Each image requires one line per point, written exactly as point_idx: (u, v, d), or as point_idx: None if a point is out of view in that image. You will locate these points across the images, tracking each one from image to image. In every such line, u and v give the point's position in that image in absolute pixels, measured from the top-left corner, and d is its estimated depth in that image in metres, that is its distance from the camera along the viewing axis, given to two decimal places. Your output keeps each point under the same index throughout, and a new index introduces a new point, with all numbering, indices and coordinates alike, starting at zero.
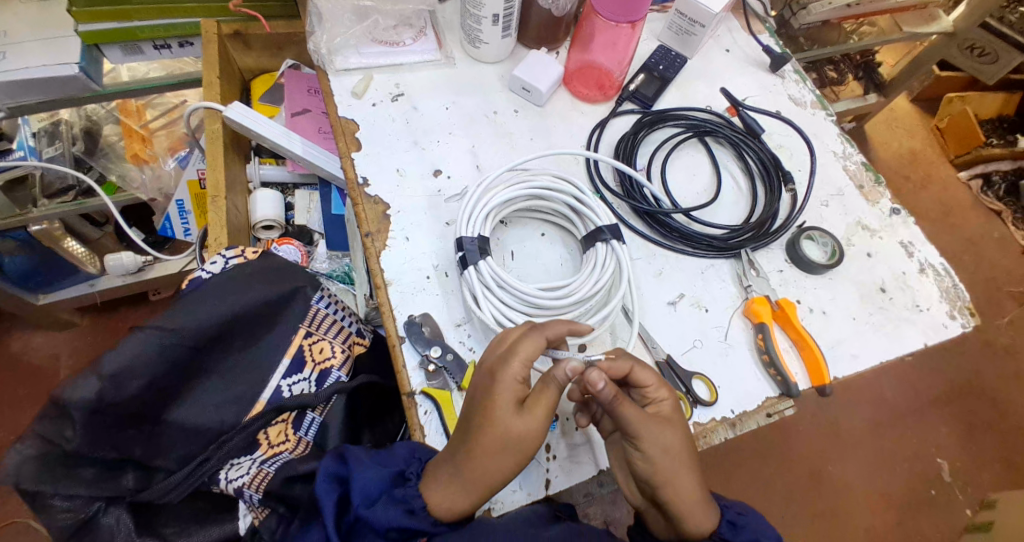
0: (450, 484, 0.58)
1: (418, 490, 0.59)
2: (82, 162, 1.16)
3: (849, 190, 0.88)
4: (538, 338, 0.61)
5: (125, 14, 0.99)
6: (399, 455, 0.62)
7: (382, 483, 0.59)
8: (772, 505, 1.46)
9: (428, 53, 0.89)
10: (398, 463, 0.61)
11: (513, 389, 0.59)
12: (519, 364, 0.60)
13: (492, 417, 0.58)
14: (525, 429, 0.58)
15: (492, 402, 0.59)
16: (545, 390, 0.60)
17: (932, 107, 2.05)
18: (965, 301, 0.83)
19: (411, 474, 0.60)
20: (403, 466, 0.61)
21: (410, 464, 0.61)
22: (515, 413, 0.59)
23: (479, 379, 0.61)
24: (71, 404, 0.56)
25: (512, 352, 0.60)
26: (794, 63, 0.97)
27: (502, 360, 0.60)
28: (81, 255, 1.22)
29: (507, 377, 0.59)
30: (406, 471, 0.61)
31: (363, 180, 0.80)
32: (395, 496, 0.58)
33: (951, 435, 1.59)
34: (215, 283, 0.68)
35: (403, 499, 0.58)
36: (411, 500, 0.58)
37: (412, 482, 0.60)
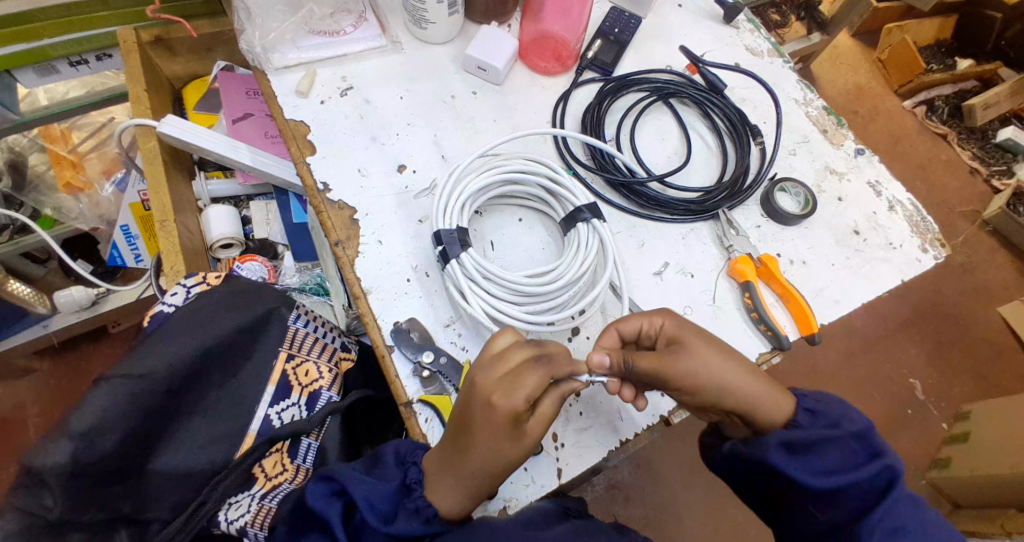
0: (449, 489, 0.57)
1: (427, 499, 0.58)
2: (12, 199, 1.09)
3: (814, 135, 0.88)
4: (544, 370, 0.56)
5: (33, 35, 0.91)
6: (391, 465, 0.60)
7: (389, 497, 0.58)
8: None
9: (372, 40, 0.84)
10: (397, 476, 0.59)
11: (513, 413, 0.54)
12: (525, 401, 0.54)
13: (485, 440, 0.55)
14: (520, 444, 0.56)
15: (482, 421, 0.55)
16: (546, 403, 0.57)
17: (873, 39, 2.08)
18: (935, 233, 0.84)
19: (416, 484, 0.58)
20: (403, 476, 0.59)
21: (409, 471, 0.59)
22: (513, 436, 0.55)
23: (466, 388, 0.57)
24: (44, 471, 0.52)
25: (517, 383, 0.55)
26: (747, 11, 0.95)
27: (497, 380, 0.56)
28: (29, 296, 1.15)
29: (504, 410, 0.54)
30: (409, 482, 0.59)
31: (324, 186, 0.76)
32: (408, 509, 0.57)
33: (923, 356, 1.65)
34: (177, 319, 0.63)
35: (415, 511, 0.57)
36: (423, 509, 0.57)
37: (418, 491, 0.58)
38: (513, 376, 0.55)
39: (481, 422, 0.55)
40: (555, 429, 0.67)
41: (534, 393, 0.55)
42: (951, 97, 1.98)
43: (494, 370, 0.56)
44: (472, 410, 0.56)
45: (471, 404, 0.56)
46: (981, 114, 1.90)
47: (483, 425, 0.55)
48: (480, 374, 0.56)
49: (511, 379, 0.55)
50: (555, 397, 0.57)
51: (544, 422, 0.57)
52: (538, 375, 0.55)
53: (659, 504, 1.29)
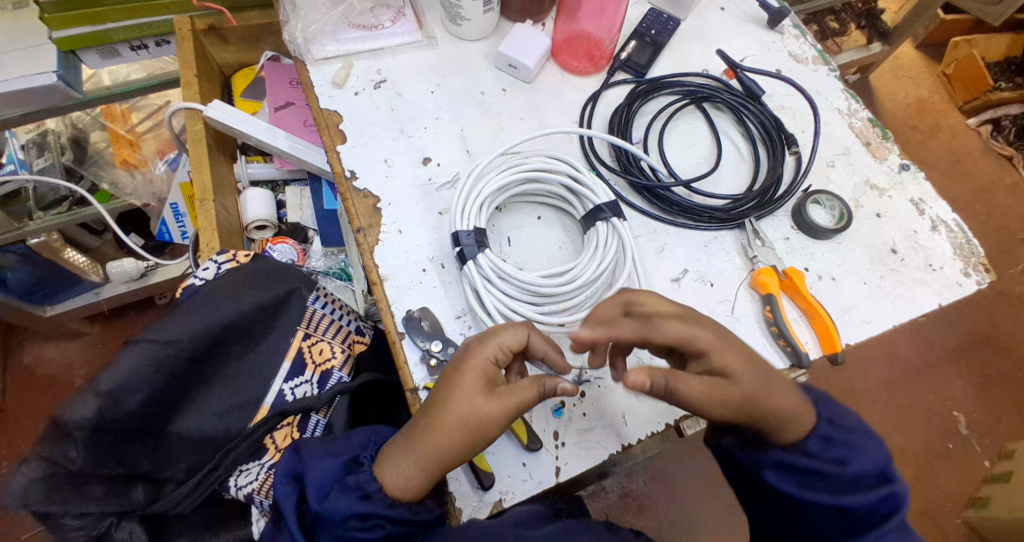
0: (403, 457, 0.57)
1: (372, 475, 0.58)
2: (73, 172, 1.15)
3: (855, 147, 0.85)
4: (524, 331, 0.60)
5: (99, 17, 0.97)
6: (355, 439, 0.62)
7: (335, 470, 0.59)
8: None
9: (409, 34, 0.86)
10: (353, 448, 0.61)
11: (484, 369, 0.58)
12: (497, 352, 0.58)
13: (447, 394, 0.57)
14: (488, 413, 0.56)
15: (457, 374, 0.58)
16: (523, 388, 0.57)
17: (938, 52, 1.99)
18: (980, 257, 0.80)
19: (366, 458, 0.60)
20: (358, 450, 0.61)
21: (365, 448, 0.61)
22: (479, 397, 0.57)
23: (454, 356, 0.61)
24: (71, 423, 0.55)
25: (491, 334, 0.59)
26: (793, 16, 0.93)
27: (480, 339, 0.59)
28: (84, 264, 1.23)
29: (474, 361, 0.58)
30: (361, 455, 0.60)
31: (351, 173, 0.78)
32: (348, 485, 0.57)
33: (968, 387, 1.57)
34: (205, 292, 0.66)
35: (356, 485, 0.57)
36: (365, 484, 0.58)
37: (366, 465, 0.59)
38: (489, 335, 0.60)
39: (450, 375, 0.58)
40: (557, 427, 0.67)
41: (508, 348, 0.59)
42: (1019, 117, 1.87)
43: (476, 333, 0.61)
44: (450, 369, 0.59)
45: (454, 365, 0.59)
46: None
47: (449, 378, 0.58)
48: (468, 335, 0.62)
49: (490, 333, 0.60)
50: (534, 385, 0.57)
51: (515, 399, 0.57)
52: (517, 334, 0.59)
53: (673, 516, 1.27)
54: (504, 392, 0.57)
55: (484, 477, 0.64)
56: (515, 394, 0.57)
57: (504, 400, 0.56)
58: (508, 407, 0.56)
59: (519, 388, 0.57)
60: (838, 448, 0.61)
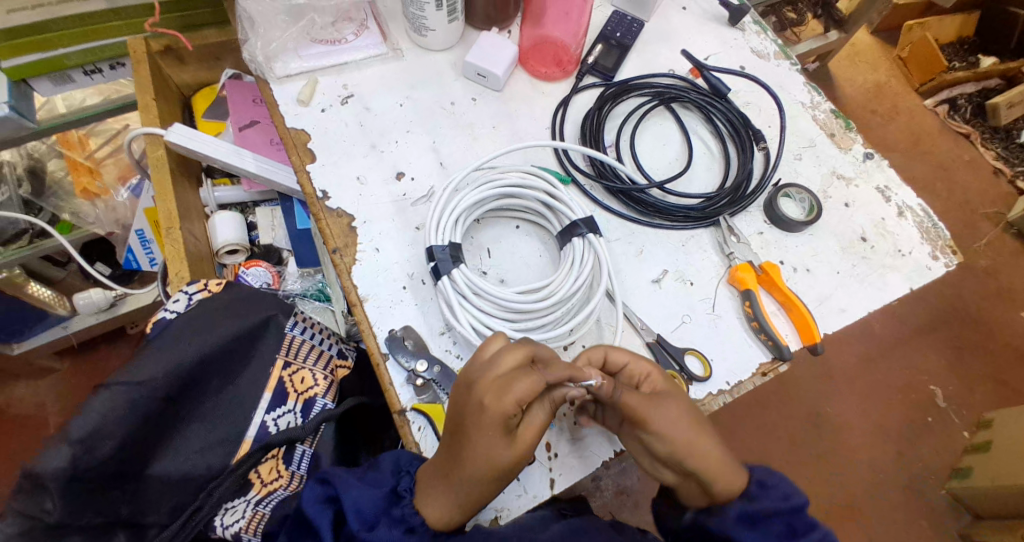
0: (442, 496, 0.57)
1: (415, 507, 0.58)
2: (31, 204, 1.10)
3: (821, 139, 0.86)
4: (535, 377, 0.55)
5: (47, 44, 0.94)
6: (385, 470, 0.60)
7: (376, 502, 0.57)
8: (785, 460, 1.50)
9: (372, 48, 0.85)
10: (388, 479, 0.59)
11: (508, 415, 0.55)
12: (516, 402, 0.55)
13: (478, 444, 0.55)
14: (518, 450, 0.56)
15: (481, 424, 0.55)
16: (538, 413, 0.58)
17: (893, 36, 2.05)
18: (947, 240, 0.82)
19: (405, 491, 0.59)
20: (394, 482, 0.59)
21: (400, 478, 0.60)
22: (505, 439, 0.55)
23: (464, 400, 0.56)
24: (44, 475, 0.53)
25: (508, 386, 0.55)
26: (753, 13, 0.94)
27: (495, 392, 0.55)
28: (48, 298, 1.19)
29: (494, 413, 0.54)
30: (399, 488, 0.59)
31: (323, 193, 0.77)
32: (393, 517, 0.57)
33: (943, 363, 1.62)
34: (180, 324, 0.64)
35: (401, 519, 0.57)
36: (409, 518, 0.57)
37: (407, 497, 0.59)
38: (505, 379, 0.56)
39: (473, 424, 0.55)
40: (549, 439, 0.66)
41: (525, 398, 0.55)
42: (975, 95, 1.95)
43: (488, 371, 0.57)
44: (468, 414, 0.56)
45: (467, 408, 0.56)
46: (1005, 113, 1.86)
47: (476, 428, 0.55)
48: (475, 376, 0.57)
49: (503, 382, 0.55)
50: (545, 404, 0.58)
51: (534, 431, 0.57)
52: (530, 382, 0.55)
53: None
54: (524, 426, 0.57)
55: None
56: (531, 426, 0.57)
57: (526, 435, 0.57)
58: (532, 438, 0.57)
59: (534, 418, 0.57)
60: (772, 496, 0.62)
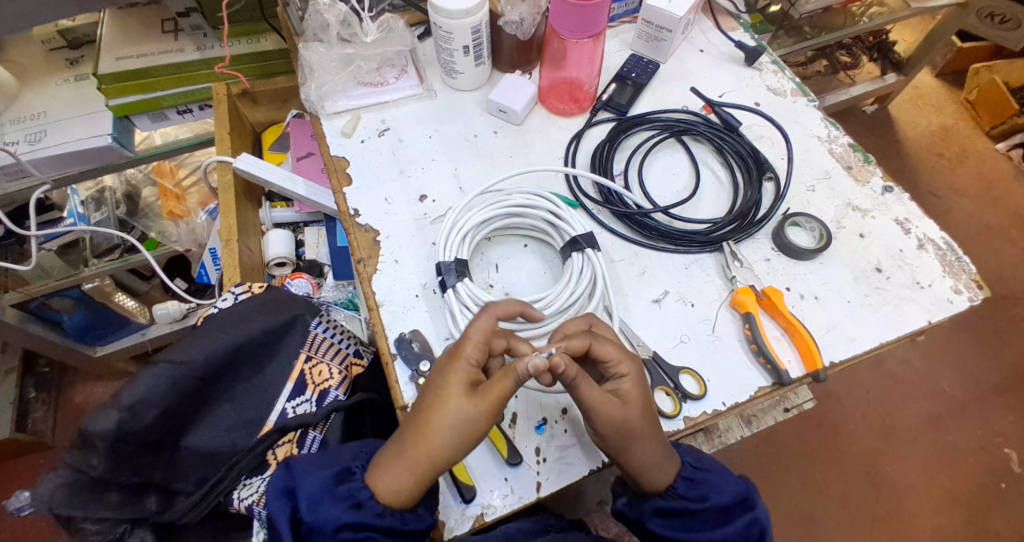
0: (392, 464, 0.62)
1: (362, 483, 0.63)
2: (126, 223, 1.27)
3: (835, 172, 0.87)
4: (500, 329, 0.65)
5: (148, 87, 1.11)
6: (346, 452, 0.67)
7: (323, 482, 0.62)
8: (838, 518, 1.41)
9: (410, 88, 0.95)
10: (344, 460, 0.65)
11: (467, 370, 0.63)
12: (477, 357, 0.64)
13: (437, 402, 0.62)
14: (472, 413, 0.62)
15: (442, 385, 0.63)
16: (502, 381, 0.62)
17: (959, 79, 2.00)
18: (971, 274, 0.79)
19: (357, 468, 0.65)
20: (349, 463, 0.65)
21: (356, 459, 0.66)
22: (464, 396, 0.62)
23: (437, 366, 0.66)
24: (93, 434, 0.62)
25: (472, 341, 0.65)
26: (773, 54, 0.98)
27: (460, 349, 0.64)
28: (132, 307, 1.36)
29: (457, 368, 0.63)
30: (352, 467, 0.65)
31: (355, 211, 0.85)
32: (339, 495, 0.62)
33: (1017, 424, 1.51)
34: (221, 316, 0.74)
35: (348, 494, 0.62)
36: (356, 493, 0.62)
37: (357, 474, 0.64)
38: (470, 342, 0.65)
39: (437, 380, 0.64)
40: (539, 444, 0.70)
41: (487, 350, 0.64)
42: None
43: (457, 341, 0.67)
44: (434, 378, 0.64)
45: (439, 371, 0.65)
46: None
47: (436, 388, 0.63)
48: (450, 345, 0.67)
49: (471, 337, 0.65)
50: (509, 374, 0.62)
51: (493, 396, 0.62)
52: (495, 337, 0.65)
53: None
54: (485, 388, 0.62)
55: (465, 489, 0.67)
56: (493, 390, 0.62)
57: (486, 395, 0.62)
58: (491, 402, 0.62)
59: (496, 383, 0.62)
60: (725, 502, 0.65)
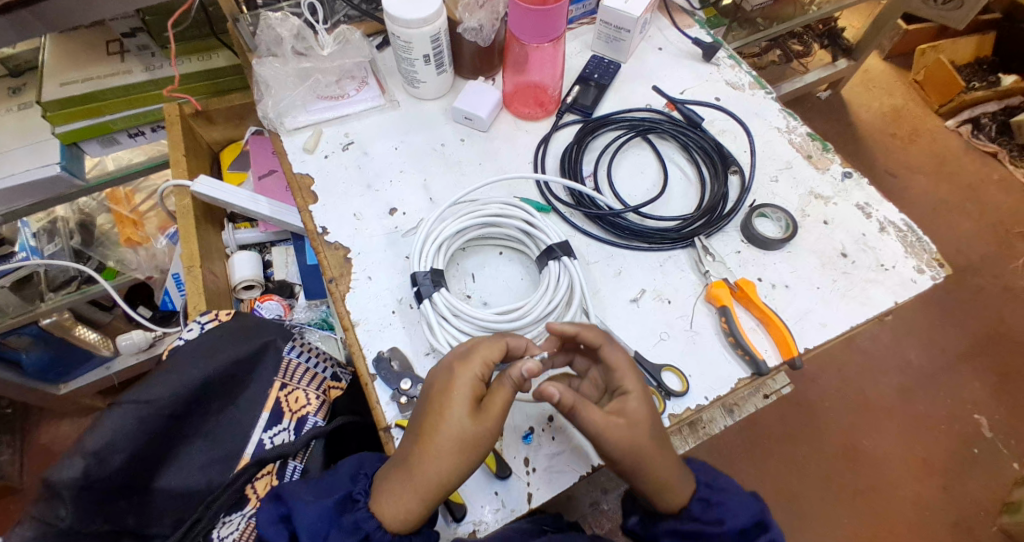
0: (398, 487, 0.61)
1: (368, 512, 0.62)
2: (81, 254, 1.22)
3: (797, 161, 0.88)
4: (498, 344, 0.65)
5: (96, 111, 1.07)
6: (343, 474, 0.65)
7: (326, 512, 0.61)
8: (821, 494, 1.44)
9: (371, 100, 0.93)
10: (343, 486, 0.64)
11: (469, 385, 0.62)
12: (479, 370, 0.63)
13: (444, 418, 0.61)
14: (479, 428, 0.61)
15: (446, 401, 0.62)
16: (500, 391, 0.61)
17: (908, 60, 2.05)
18: (932, 253, 0.81)
19: (359, 495, 0.63)
20: (350, 487, 0.64)
21: (357, 483, 0.64)
22: (469, 411, 0.61)
23: (435, 380, 0.64)
24: (60, 483, 0.59)
25: (473, 353, 0.64)
26: (729, 48, 0.99)
27: (462, 362, 0.63)
28: (94, 340, 1.29)
29: (461, 381, 0.62)
30: (354, 493, 0.63)
31: (323, 229, 0.84)
32: (345, 527, 0.61)
33: (982, 391, 1.56)
34: (191, 348, 0.72)
35: (354, 526, 0.61)
36: (363, 524, 0.61)
37: (361, 502, 0.63)
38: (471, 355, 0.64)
39: (436, 396, 0.62)
40: (527, 453, 0.69)
41: (488, 362, 0.64)
42: (998, 113, 1.91)
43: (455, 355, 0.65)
44: (436, 394, 0.63)
45: (440, 386, 0.63)
46: None
47: (439, 405, 0.62)
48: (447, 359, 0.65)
49: (469, 351, 0.64)
50: (506, 384, 0.61)
51: (497, 408, 0.61)
52: (494, 348, 0.64)
53: None
54: (488, 402, 0.62)
55: (455, 508, 0.66)
56: (496, 402, 0.61)
57: (490, 408, 0.61)
58: (496, 416, 0.61)
59: (498, 396, 0.61)
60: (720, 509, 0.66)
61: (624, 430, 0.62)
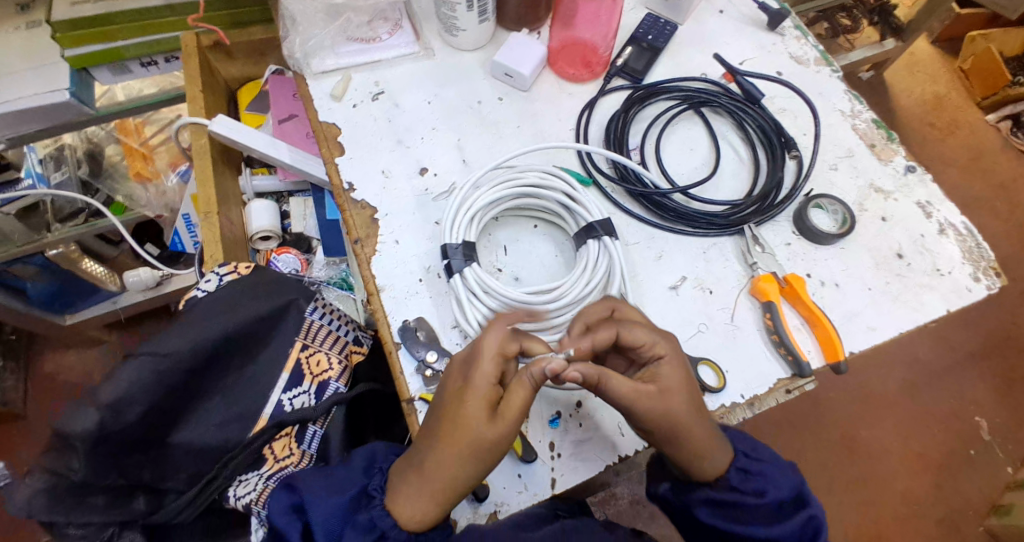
0: (413, 490, 0.58)
1: (385, 510, 0.59)
2: (89, 186, 1.17)
3: (859, 150, 0.83)
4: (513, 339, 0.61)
5: (107, 35, 1.00)
6: (358, 467, 0.63)
7: (340, 509, 0.59)
8: (817, 483, 1.44)
9: (405, 46, 0.87)
10: (358, 480, 0.61)
11: (485, 384, 0.59)
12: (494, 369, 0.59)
13: (458, 421, 0.58)
14: (496, 432, 0.57)
15: (461, 401, 0.58)
16: (517, 392, 0.58)
17: (955, 47, 1.97)
18: (990, 261, 0.77)
19: (375, 491, 0.61)
20: (365, 482, 0.62)
21: (372, 478, 0.62)
22: (485, 413, 0.58)
23: (452, 379, 0.61)
24: (72, 435, 0.55)
25: (486, 349, 0.60)
26: (795, 18, 0.92)
27: (475, 360, 0.60)
28: (101, 275, 1.26)
29: (477, 381, 0.59)
30: (369, 488, 0.61)
31: (349, 185, 0.79)
32: (360, 524, 0.59)
33: (991, 394, 1.55)
34: (209, 302, 0.68)
35: (369, 524, 0.59)
36: (378, 522, 0.59)
37: (377, 499, 0.60)
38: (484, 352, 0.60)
39: (453, 398, 0.59)
40: (554, 438, 0.67)
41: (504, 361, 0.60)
42: None
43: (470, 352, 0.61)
44: (451, 395, 0.60)
45: (456, 387, 0.60)
46: None
47: (454, 406, 0.59)
48: (463, 357, 0.62)
49: (482, 347, 0.60)
50: (524, 382, 0.58)
51: (514, 409, 0.58)
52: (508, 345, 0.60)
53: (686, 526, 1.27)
54: (504, 404, 0.58)
55: (478, 489, 0.64)
56: (513, 403, 0.58)
57: (506, 411, 0.58)
58: (512, 420, 0.58)
59: (514, 397, 0.58)
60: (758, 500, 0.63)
61: (662, 423, 0.59)
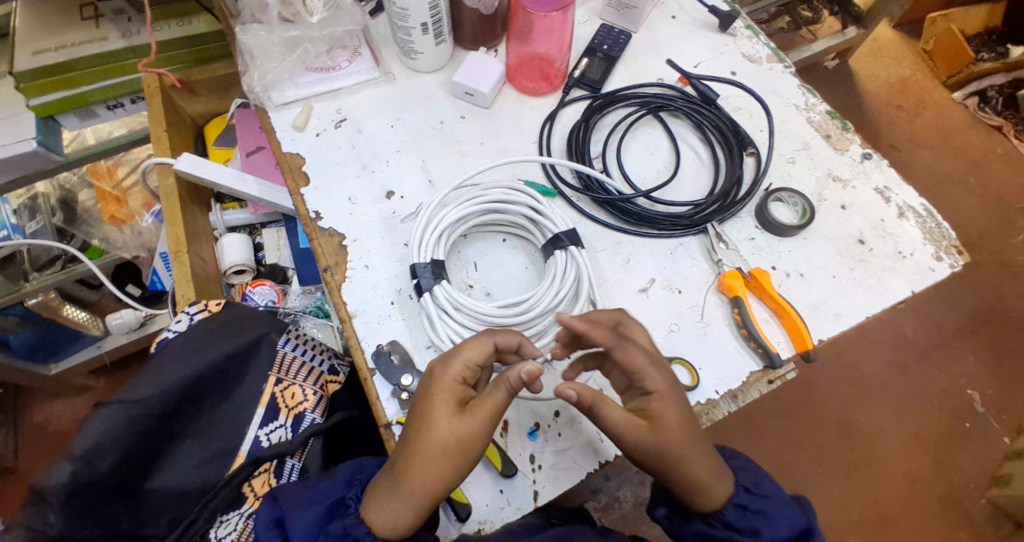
0: (387, 497, 0.58)
1: (358, 519, 0.59)
2: (64, 232, 1.17)
3: (815, 141, 0.85)
4: (484, 341, 0.61)
5: (73, 81, 1.00)
6: (340, 479, 0.62)
7: (314, 522, 0.58)
8: (814, 468, 1.45)
9: (365, 72, 0.88)
10: (337, 490, 0.61)
11: (455, 386, 0.60)
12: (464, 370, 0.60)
13: (429, 422, 0.58)
14: (467, 432, 0.58)
15: (431, 403, 0.59)
16: (494, 393, 0.59)
17: (915, 30, 2.00)
18: (952, 240, 0.78)
19: (351, 500, 0.61)
20: (343, 492, 0.61)
21: (350, 488, 0.62)
22: (456, 413, 0.59)
23: (423, 383, 0.62)
24: (47, 489, 0.55)
25: (457, 351, 0.61)
26: (746, 17, 0.94)
27: (446, 363, 0.61)
28: (83, 320, 1.26)
29: (446, 381, 0.60)
30: (346, 497, 0.61)
31: (316, 214, 0.79)
32: (333, 533, 0.58)
33: (978, 368, 1.56)
34: (181, 342, 0.68)
35: (342, 532, 0.58)
36: (352, 529, 0.59)
37: (352, 508, 0.60)
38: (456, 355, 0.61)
39: (422, 400, 0.60)
40: (534, 451, 0.67)
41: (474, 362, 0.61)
42: (1005, 86, 1.86)
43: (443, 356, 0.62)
44: (423, 398, 0.60)
45: (427, 389, 0.61)
46: None
47: (425, 408, 0.59)
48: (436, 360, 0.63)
49: (455, 350, 0.61)
50: (501, 385, 0.58)
51: (486, 410, 0.58)
52: (479, 346, 0.61)
53: None
54: (476, 404, 0.59)
55: (459, 508, 0.64)
56: (488, 402, 0.59)
57: (478, 413, 0.58)
58: (485, 420, 0.58)
59: (489, 398, 0.59)
60: (745, 508, 0.63)
61: (636, 428, 0.60)
